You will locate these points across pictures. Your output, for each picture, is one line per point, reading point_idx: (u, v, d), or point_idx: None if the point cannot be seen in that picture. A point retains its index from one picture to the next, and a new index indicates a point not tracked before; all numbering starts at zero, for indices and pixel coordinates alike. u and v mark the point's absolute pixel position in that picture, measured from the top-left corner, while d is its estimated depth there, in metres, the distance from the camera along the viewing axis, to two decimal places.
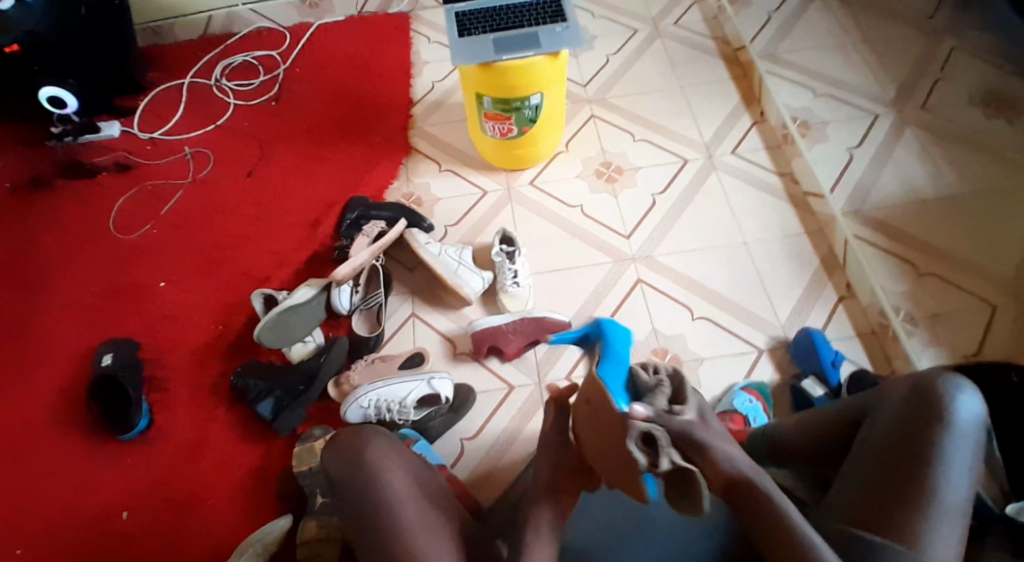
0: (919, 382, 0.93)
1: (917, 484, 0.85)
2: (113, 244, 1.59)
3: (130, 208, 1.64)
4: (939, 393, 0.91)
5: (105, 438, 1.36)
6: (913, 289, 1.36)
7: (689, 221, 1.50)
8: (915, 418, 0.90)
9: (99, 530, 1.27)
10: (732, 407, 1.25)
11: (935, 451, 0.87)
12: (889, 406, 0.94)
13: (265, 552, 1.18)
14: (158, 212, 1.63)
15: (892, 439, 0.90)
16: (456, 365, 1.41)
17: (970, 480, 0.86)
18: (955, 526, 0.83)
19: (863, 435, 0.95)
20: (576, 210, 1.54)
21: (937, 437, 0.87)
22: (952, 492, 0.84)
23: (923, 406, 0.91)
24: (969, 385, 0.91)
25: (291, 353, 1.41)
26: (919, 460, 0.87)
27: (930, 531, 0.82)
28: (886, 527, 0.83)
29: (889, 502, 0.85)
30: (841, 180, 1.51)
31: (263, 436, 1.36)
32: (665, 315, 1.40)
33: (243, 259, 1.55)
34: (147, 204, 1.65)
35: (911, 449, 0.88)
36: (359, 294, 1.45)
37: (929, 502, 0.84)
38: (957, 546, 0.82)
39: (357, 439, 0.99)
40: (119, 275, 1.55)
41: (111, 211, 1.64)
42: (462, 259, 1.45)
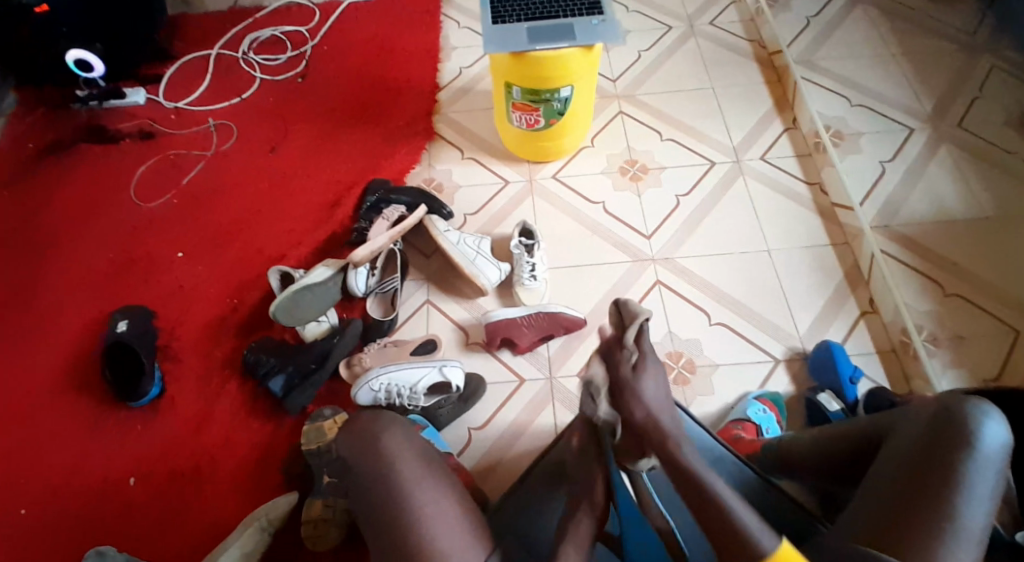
0: (947, 407, 0.92)
1: (936, 508, 0.84)
2: (133, 213, 1.59)
3: (150, 177, 1.64)
4: (965, 417, 0.90)
5: (117, 405, 1.38)
6: (937, 310, 1.35)
7: (711, 226, 1.49)
8: (940, 441, 0.89)
9: (106, 493, 1.29)
10: (745, 416, 1.26)
11: (957, 475, 0.86)
12: (915, 429, 0.93)
13: (270, 527, 1.22)
14: (179, 183, 1.63)
15: (914, 461, 0.89)
16: (468, 355, 1.41)
17: (991, 507, 0.85)
18: (970, 554, 0.82)
19: (885, 455, 0.94)
20: (598, 207, 1.52)
21: (960, 461, 0.87)
22: (971, 518, 0.83)
23: (949, 429, 0.90)
24: (996, 412, 0.90)
25: (305, 332, 1.42)
26: (941, 483, 0.86)
27: (945, 555, 0.81)
28: (902, 549, 0.83)
29: (908, 523, 0.85)
30: (871, 194, 1.48)
31: (271, 413, 1.37)
32: (683, 319, 1.39)
33: (261, 236, 1.55)
34: (168, 175, 1.64)
35: (934, 472, 0.87)
36: (375, 277, 1.45)
37: (946, 525, 0.83)
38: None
39: (374, 423, 0.99)
40: (137, 245, 1.55)
41: (132, 179, 1.64)
42: (480, 249, 1.44)
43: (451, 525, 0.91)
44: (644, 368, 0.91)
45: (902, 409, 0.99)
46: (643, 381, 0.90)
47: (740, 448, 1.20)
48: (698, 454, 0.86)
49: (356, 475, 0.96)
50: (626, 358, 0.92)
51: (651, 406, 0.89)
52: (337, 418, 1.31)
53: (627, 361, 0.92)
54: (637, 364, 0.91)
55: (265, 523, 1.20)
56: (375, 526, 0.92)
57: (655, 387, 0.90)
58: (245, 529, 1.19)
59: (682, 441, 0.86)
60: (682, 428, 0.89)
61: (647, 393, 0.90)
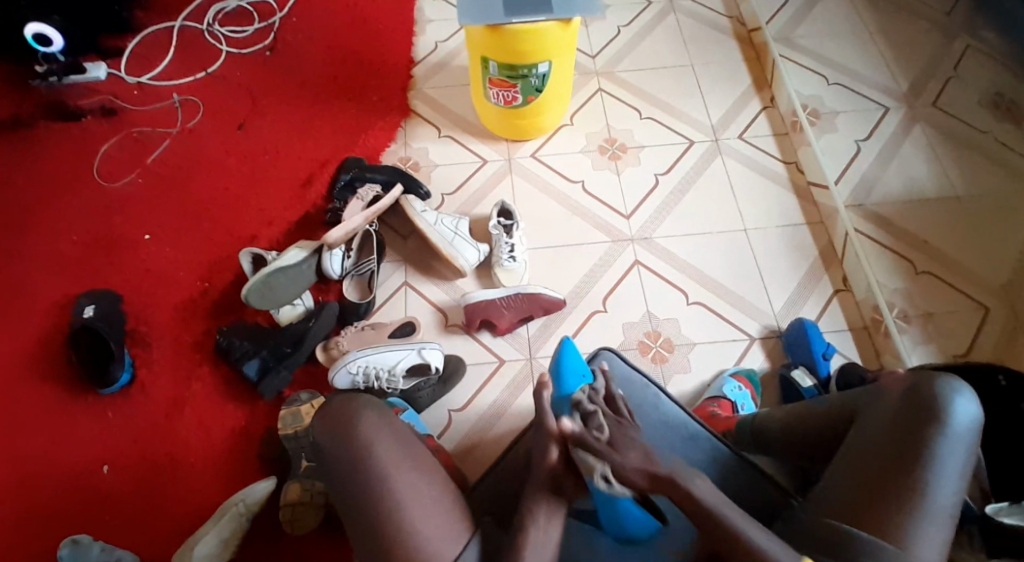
0: (922, 385, 0.93)
1: (907, 486, 0.87)
2: (95, 193, 1.54)
3: (113, 155, 1.58)
4: (938, 395, 0.91)
5: (87, 391, 1.35)
6: (908, 287, 1.38)
7: (690, 206, 1.48)
8: (916, 420, 0.90)
9: (80, 482, 1.28)
10: (721, 393, 1.28)
11: (928, 453, 0.88)
12: (890, 406, 0.94)
13: (248, 512, 1.22)
14: (144, 161, 1.58)
15: (889, 440, 0.90)
16: (447, 337, 1.40)
17: (960, 482, 0.88)
18: (938, 529, 0.85)
19: (859, 432, 0.95)
20: (577, 186, 1.51)
21: (931, 440, 0.88)
22: (940, 495, 0.86)
23: (921, 407, 0.91)
24: (967, 388, 0.92)
25: (279, 316, 1.40)
26: (912, 462, 0.88)
27: (916, 531, 0.85)
28: (874, 526, 0.86)
29: (880, 501, 0.87)
30: (846, 173, 1.50)
31: (247, 396, 1.36)
32: (660, 298, 1.40)
33: (231, 216, 1.50)
34: (131, 153, 1.59)
35: (906, 450, 0.89)
36: (351, 260, 1.42)
37: (917, 502, 0.86)
38: (940, 547, 0.85)
39: (350, 407, 0.98)
40: (101, 225, 1.50)
41: (93, 157, 1.58)
42: (458, 230, 1.43)
43: (434, 506, 0.93)
44: (620, 441, 0.93)
45: (876, 385, 0.99)
46: (621, 453, 0.91)
47: (716, 425, 1.22)
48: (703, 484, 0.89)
49: (332, 463, 0.96)
50: (598, 439, 0.93)
51: (648, 466, 0.90)
52: (313, 401, 1.31)
53: (601, 436, 0.93)
54: (611, 440, 0.92)
55: (242, 509, 1.20)
56: (356, 511, 0.94)
57: (637, 451, 0.92)
58: (220, 518, 1.20)
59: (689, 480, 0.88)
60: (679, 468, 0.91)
61: (632, 457, 0.91)
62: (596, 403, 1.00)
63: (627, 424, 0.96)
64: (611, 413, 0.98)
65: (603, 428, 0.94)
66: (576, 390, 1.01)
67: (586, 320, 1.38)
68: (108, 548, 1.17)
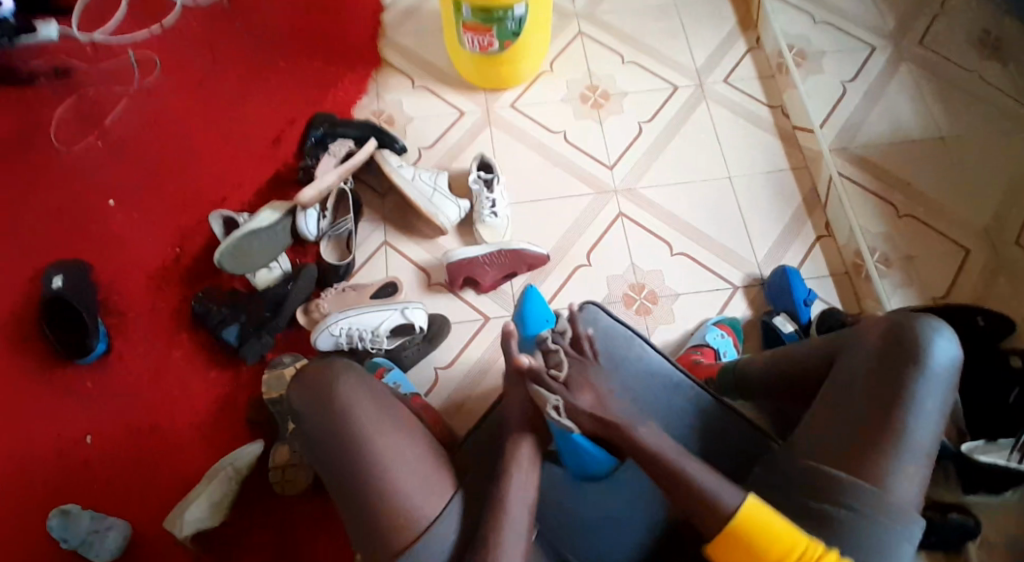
0: (900, 325, 0.92)
1: (889, 427, 0.87)
2: (55, 158, 1.47)
3: (70, 118, 1.51)
4: (918, 336, 0.91)
5: (65, 364, 1.33)
6: (890, 231, 1.37)
7: (673, 154, 1.45)
8: (894, 360, 0.90)
9: (64, 453, 1.28)
10: (704, 341, 1.28)
11: (908, 394, 0.88)
12: (868, 347, 0.94)
13: (237, 476, 1.22)
14: (103, 123, 1.51)
15: (868, 380, 0.91)
16: (430, 297, 1.38)
17: (940, 421, 0.88)
18: (917, 466, 0.86)
19: (838, 373, 0.95)
20: (558, 136, 1.47)
21: (911, 380, 0.89)
22: (920, 433, 0.87)
23: (900, 349, 0.91)
24: (947, 328, 0.92)
25: (255, 280, 1.37)
26: (893, 403, 0.88)
27: (895, 470, 0.85)
28: (857, 469, 0.86)
29: (863, 443, 0.87)
30: (832, 116, 1.46)
31: (229, 362, 1.34)
32: (644, 250, 1.38)
33: (199, 178, 1.45)
34: (89, 114, 1.51)
35: (887, 391, 0.89)
36: (327, 220, 1.38)
37: (898, 443, 0.86)
38: (918, 484, 0.86)
39: (325, 372, 0.97)
40: (64, 192, 1.44)
41: (50, 120, 1.51)
42: (437, 185, 1.39)
43: (417, 468, 0.93)
44: (574, 384, 0.93)
45: (854, 327, 1.00)
46: (575, 395, 0.92)
47: (699, 372, 1.23)
48: (650, 429, 0.89)
49: (313, 427, 0.96)
50: (552, 377, 0.94)
51: (599, 411, 0.91)
52: (296, 364, 1.30)
53: (556, 377, 0.95)
54: (564, 382, 0.94)
55: (231, 472, 1.21)
56: (337, 477, 0.93)
57: (589, 397, 0.92)
58: (211, 481, 1.20)
59: (633, 423, 0.88)
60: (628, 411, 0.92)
61: (583, 401, 0.92)
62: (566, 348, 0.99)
63: (590, 367, 0.96)
64: (578, 354, 0.98)
65: (559, 368, 0.96)
66: (547, 331, 1.02)
67: (571, 274, 1.36)
68: (99, 517, 1.19)
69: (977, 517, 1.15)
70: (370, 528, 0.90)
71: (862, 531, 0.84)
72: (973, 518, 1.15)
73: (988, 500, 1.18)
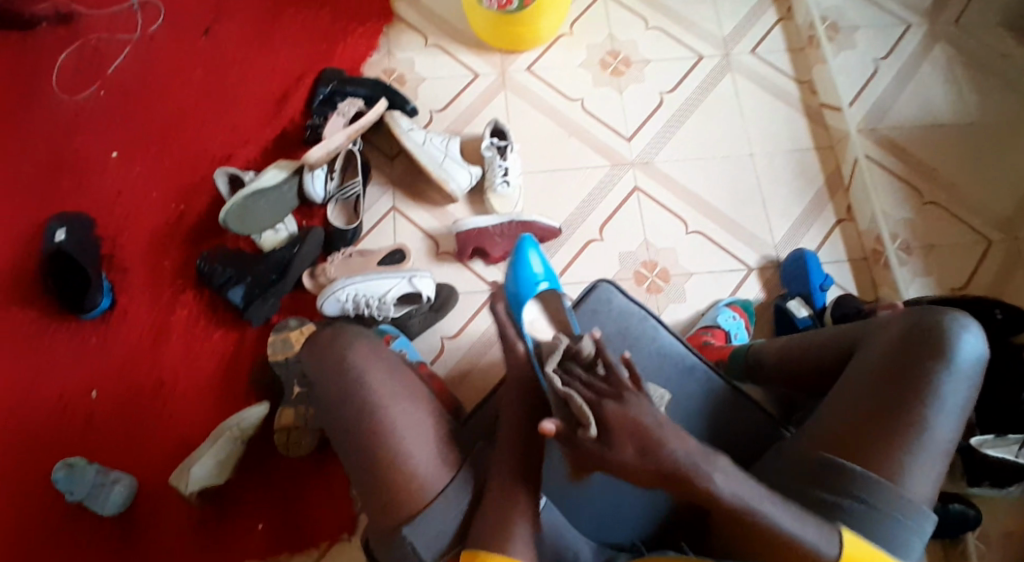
0: (924, 321, 0.92)
1: (907, 422, 0.86)
2: (57, 107, 1.43)
3: (71, 65, 1.46)
4: (943, 331, 0.90)
5: (69, 319, 1.33)
6: (913, 218, 1.34)
7: (695, 128, 1.41)
8: (916, 352, 0.90)
9: (70, 406, 1.28)
10: (715, 322, 1.27)
11: (930, 389, 0.87)
12: (890, 341, 0.93)
13: (243, 436, 1.23)
14: (105, 71, 1.46)
15: (890, 375, 0.89)
16: (439, 266, 1.35)
17: (959, 418, 0.88)
18: (933, 462, 0.86)
19: (856, 364, 0.94)
20: (575, 104, 1.42)
21: (933, 376, 0.88)
22: (939, 430, 0.86)
23: (925, 343, 0.90)
24: (973, 325, 0.91)
25: (261, 242, 1.34)
26: (913, 397, 0.87)
27: (909, 466, 0.85)
28: (870, 461, 0.86)
29: (879, 435, 0.87)
30: (861, 94, 1.41)
31: (234, 323, 1.33)
32: (659, 226, 1.35)
33: (205, 134, 1.41)
34: (91, 62, 1.46)
35: (908, 385, 0.88)
36: (334, 182, 1.36)
37: (916, 437, 0.86)
38: (932, 482, 0.86)
39: (337, 341, 0.96)
40: (65, 143, 1.41)
41: (51, 67, 1.46)
42: (449, 151, 1.35)
43: (426, 435, 0.91)
44: (611, 435, 0.75)
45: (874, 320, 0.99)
46: (619, 449, 0.74)
47: (708, 354, 1.22)
48: (720, 466, 0.75)
49: (324, 392, 0.94)
50: (586, 437, 0.76)
51: (651, 462, 0.74)
52: (303, 328, 1.29)
53: (588, 433, 0.76)
54: (604, 438, 0.75)
55: (237, 432, 1.21)
56: (346, 443, 0.92)
57: (636, 443, 0.74)
58: (217, 440, 1.21)
59: (701, 466, 0.73)
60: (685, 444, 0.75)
61: (631, 455, 0.74)
62: (584, 383, 0.78)
63: (630, 406, 0.75)
64: (603, 393, 0.77)
65: (589, 419, 0.76)
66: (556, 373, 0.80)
67: (582, 248, 1.34)
68: (104, 471, 1.20)
69: (977, 508, 1.16)
70: (378, 494, 0.89)
71: (872, 526, 0.83)
72: (975, 509, 1.16)
73: (992, 494, 1.18)
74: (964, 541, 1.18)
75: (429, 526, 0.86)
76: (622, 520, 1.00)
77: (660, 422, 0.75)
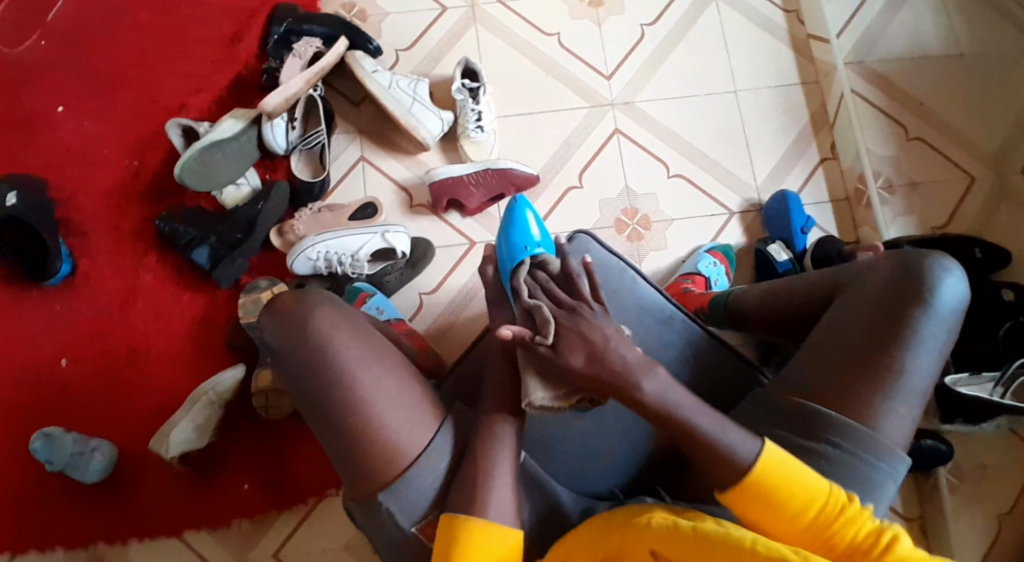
0: (907, 262, 0.84)
1: (884, 365, 0.80)
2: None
3: (8, 14, 1.35)
4: (926, 273, 0.83)
5: (30, 286, 1.26)
6: (897, 155, 1.31)
7: (677, 63, 1.36)
8: (896, 297, 0.83)
9: (39, 376, 1.22)
10: (695, 269, 1.23)
11: (910, 331, 0.81)
12: (869, 281, 0.86)
13: (220, 401, 1.17)
14: (45, 19, 1.35)
15: (870, 318, 0.83)
16: (412, 219, 1.30)
17: (937, 361, 0.82)
18: (910, 407, 0.80)
19: (834, 311, 0.87)
20: (552, 40, 1.36)
21: (913, 319, 0.81)
22: (916, 373, 0.80)
23: (906, 285, 0.83)
24: (957, 267, 0.84)
25: (223, 198, 1.26)
26: (890, 340, 0.81)
27: (886, 408, 0.79)
28: (844, 406, 0.80)
29: (855, 379, 0.81)
30: (850, 24, 1.35)
31: (203, 285, 1.26)
32: (638, 169, 1.31)
33: (159, 83, 1.33)
34: (30, 8, 1.36)
35: (888, 327, 0.81)
36: (297, 131, 1.28)
37: (893, 382, 0.80)
38: (910, 423, 0.80)
39: (299, 304, 0.82)
40: (6, 97, 1.31)
41: None
42: (417, 94, 1.27)
43: (401, 398, 0.80)
44: (563, 342, 0.78)
45: (855, 262, 0.92)
46: (567, 354, 0.78)
47: (690, 302, 1.17)
48: (657, 376, 0.76)
49: (284, 358, 0.81)
50: (541, 343, 0.79)
51: (595, 369, 0.77)
52: (274, 289, 1.21)
53: (545, 341, 0.79)
54: (554, 343, 0.79)
55: (214, 397, 1.16)
56: (316, 413, 0.81)
57: (583, 349, 0.77)
58: (193, 405, 1.15)
59: (636, 377, 0.76)
60: (632, 357, 0.77)
61: (579, 360, 0.77)
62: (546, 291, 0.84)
63: (584, 317, 0.79)
64: (563, 305, 0.81)
65: (547, 326, 0.79)
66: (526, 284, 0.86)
67: (562, 196, 1.29)
68: (83, 439, 1.15)
69: (949, 444, 1.17)
70: (354, 467, 0.80)
71: (849, 470, 0.78)
72: (947, 443, 1.17)
73: (965, 430, 1.19)
74: (935, 474, 1.19)
75: (408, 492, 0.79)
76: (604, 468, 0.94)
77: (611, 335, 0.78)
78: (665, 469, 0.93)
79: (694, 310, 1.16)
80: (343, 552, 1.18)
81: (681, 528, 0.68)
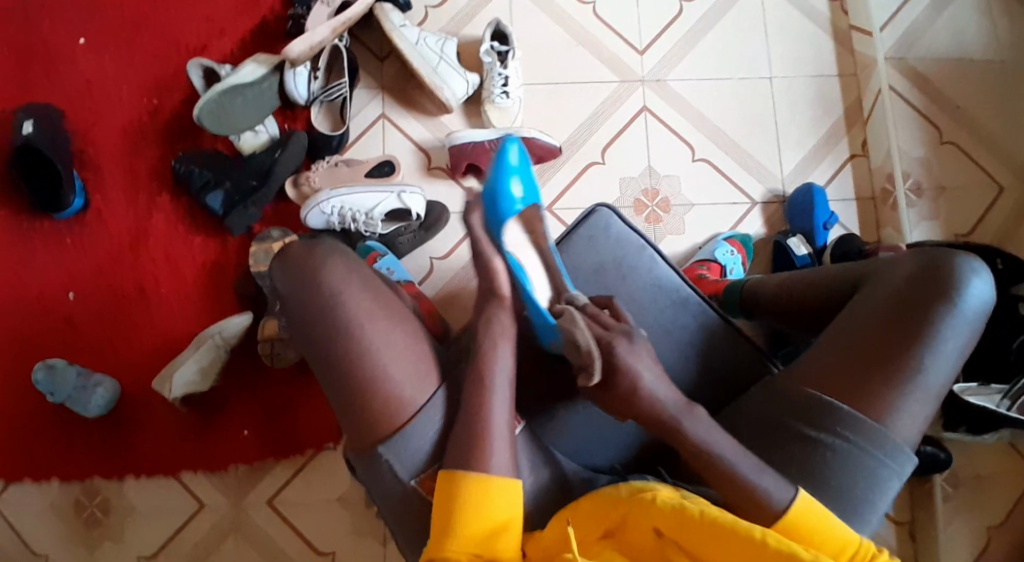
0: (933, 259, 0.83)
1: (903, 364, 0.79)
2: None
3: None
4: (952, 272, 0.81)
5: (41, 218, 1.25)
6: (929, 157, 1.28)
7: (714, 44, 1.32)
8: (920, 295, 0.81)
9: (45, 307, 1.23)
10: (712, 256, 1.20)
11: (933, 330, 0.79)
12: (894, 278, 0.84)
13: (226, 344, 1.17)
14: None
15: (891, 315, 0.81)
16: (429, 182, 1.28)
17: (955, 363, 0.80)
18: (923, 407, 0.79)
19: (854, 304, 0.85)
20: (586, 9, 1.32)
21: (937, 319, 0.79)
22: (934, 373, 0.79)
23: (930, 284, 0.81)
24: (985, 269, 0.82)
25: (239, 143, 1.25)
26: (912, 339, 0.79)
27: (899, 406, 0.78)
28: (857, 402, 0.79)
29: (872, 376, 0.79)
30: (895, 18, 1.31)
31: (214, 230, 1.26)
32: (663, 149, 1.28)
33: (181, 21, 1.30)
34: None
35: (911, 324, 0.79)
36: (319, 82, 1.26)
37: (910, 380, 0.78)
38: (920, 423, 0.80)
39: (313, 258, 0.80)
40: (26, 29, 1.29)
41: None
42: (444, 53, 1.24)
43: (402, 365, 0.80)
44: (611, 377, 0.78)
45: (879, 258, 0.90)
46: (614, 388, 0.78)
47: (704, 288, 1.15)
48: (697, 416, 0.77)
49: (287, 316, 0.82)
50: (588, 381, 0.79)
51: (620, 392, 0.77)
52: (287, 240, 1.20)
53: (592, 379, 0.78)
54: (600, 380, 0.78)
55: (219, 341, 1.15)
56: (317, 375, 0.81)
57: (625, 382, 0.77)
58: (200, 346, 1.16)
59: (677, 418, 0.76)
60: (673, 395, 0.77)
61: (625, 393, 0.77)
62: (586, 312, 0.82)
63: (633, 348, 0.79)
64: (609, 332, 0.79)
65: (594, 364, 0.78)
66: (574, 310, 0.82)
67: (582, 171, 1.27)
68: (85, 373, 1.15)
69: (948, 452, 1.17)
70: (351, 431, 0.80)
71: (856, 463, 0.78)
72: (945, 451, 1.17)
73: (966, 439, 1.18)
74: (930, 479, 1.18)
75: (406, 447, 0.79)
76: (603, 445, 0.93)
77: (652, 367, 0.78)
78: (667, 456, 0.93)
79: (708, 296, 1.14)
80: (335, 504, 1.19)
81: (687, 509, 0.68)
